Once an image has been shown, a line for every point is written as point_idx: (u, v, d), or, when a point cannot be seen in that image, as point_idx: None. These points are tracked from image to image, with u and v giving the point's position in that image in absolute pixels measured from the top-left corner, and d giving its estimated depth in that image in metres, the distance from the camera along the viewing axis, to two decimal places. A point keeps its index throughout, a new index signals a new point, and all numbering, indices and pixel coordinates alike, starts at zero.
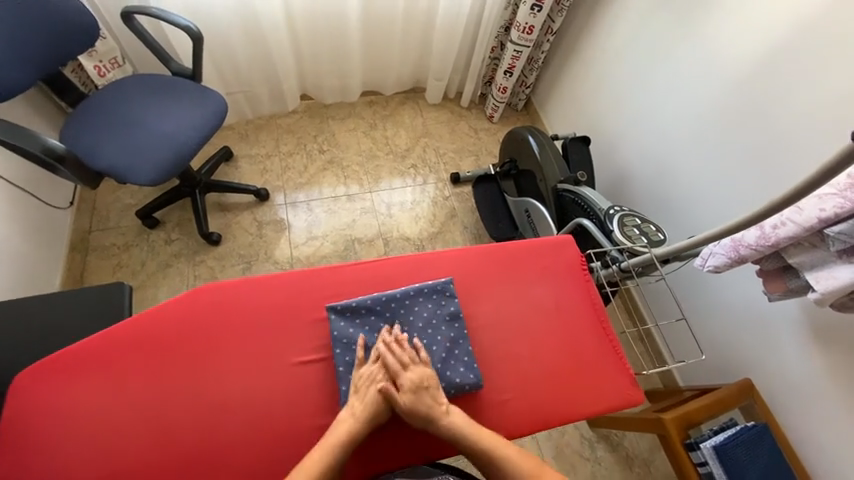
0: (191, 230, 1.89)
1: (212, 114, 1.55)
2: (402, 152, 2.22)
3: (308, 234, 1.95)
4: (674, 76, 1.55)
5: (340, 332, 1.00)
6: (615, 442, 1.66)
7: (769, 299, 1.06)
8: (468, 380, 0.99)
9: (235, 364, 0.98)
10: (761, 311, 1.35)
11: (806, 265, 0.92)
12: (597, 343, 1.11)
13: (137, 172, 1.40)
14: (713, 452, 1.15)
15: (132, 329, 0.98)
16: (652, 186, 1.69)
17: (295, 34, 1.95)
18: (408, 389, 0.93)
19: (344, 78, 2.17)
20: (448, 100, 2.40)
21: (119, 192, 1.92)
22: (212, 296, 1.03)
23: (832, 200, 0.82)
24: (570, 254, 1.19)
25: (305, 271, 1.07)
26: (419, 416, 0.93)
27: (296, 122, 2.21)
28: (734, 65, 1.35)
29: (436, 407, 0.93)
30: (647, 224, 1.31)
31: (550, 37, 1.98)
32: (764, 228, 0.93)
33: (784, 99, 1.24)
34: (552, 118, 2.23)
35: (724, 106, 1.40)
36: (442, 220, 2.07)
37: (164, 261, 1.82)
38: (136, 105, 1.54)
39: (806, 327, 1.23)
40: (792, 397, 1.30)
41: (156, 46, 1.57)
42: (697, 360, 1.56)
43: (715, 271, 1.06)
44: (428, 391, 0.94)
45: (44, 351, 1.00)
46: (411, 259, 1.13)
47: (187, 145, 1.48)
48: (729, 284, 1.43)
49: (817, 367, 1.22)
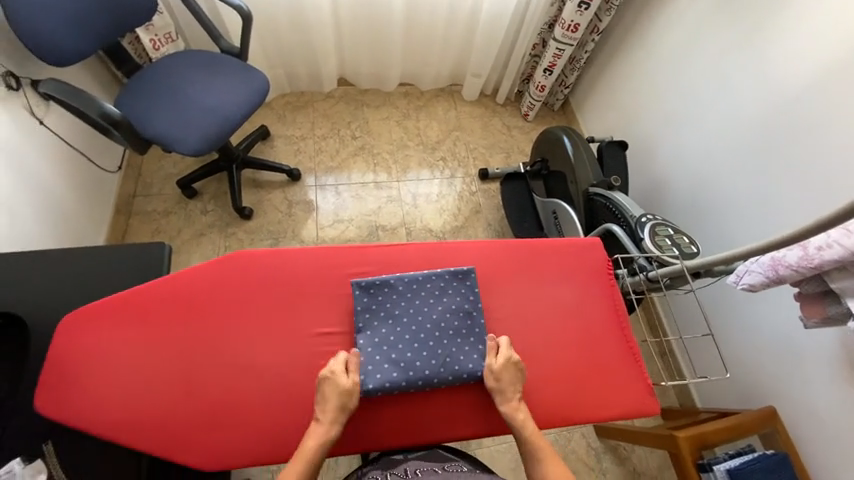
0: (225, 203, 1.97)
1: (255, 92, 1.60)
2: (433, 144, 2.22)
3: (334, 217, 2.00)
4: (726, 84, 1.47)
5: (361, 307, 1.03)
6: (623, 456, 1.63)
7: (804, 325, 1.01)
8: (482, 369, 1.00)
9: (259, 332, 1.03)
10: (795, 338, 1.28)
11: (849, 291, 0.88)
12: (615, 347, 1.09)
13: (181, 142, 1.48)
14: (726, 475, 1.13)
15: (169, 287, 1.05)
16: (690, 200, 1.62)
17: (338, 21, 2.00)
18: (507, 357, 0.98)
19: (382, 67, 2.20)
20: (484, 97, 2.38)
21: (164, 162, 2.03)
22: (244, 264, 1.08)
23: None
24: (597, 257, 1.17)
25: (333, 247, 1.11)
26: (496, 382, 0.97)
27: (332, 106, 2.26)
28: (790, 78, 1.27)
29: (512, 389, 0.97)
30: (681, 235, 1.26)
31: (595, 37, 1.93)
32: (808, 249, 0.88)
33: (839, 116, 1.16)
34: (589, 120, 2.18)
35: (776, 118, 1.32)
36: (467, 215, 2.07)
37: (198, 231, 1.91)
38: (186, 80, 1.62)
39: (843, 359, 1.16)
40: (820, 433, 1.23)
41: (208, 23, 1.63)
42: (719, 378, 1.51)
43: (749, 290, 1.02)
44: (517, 372, 0.98)
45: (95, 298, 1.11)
46: (436, 246, 1.14)
47: (228, 122, 1.54)
48: (761, 306, 1.37)
49: (850, 403, 1.15)
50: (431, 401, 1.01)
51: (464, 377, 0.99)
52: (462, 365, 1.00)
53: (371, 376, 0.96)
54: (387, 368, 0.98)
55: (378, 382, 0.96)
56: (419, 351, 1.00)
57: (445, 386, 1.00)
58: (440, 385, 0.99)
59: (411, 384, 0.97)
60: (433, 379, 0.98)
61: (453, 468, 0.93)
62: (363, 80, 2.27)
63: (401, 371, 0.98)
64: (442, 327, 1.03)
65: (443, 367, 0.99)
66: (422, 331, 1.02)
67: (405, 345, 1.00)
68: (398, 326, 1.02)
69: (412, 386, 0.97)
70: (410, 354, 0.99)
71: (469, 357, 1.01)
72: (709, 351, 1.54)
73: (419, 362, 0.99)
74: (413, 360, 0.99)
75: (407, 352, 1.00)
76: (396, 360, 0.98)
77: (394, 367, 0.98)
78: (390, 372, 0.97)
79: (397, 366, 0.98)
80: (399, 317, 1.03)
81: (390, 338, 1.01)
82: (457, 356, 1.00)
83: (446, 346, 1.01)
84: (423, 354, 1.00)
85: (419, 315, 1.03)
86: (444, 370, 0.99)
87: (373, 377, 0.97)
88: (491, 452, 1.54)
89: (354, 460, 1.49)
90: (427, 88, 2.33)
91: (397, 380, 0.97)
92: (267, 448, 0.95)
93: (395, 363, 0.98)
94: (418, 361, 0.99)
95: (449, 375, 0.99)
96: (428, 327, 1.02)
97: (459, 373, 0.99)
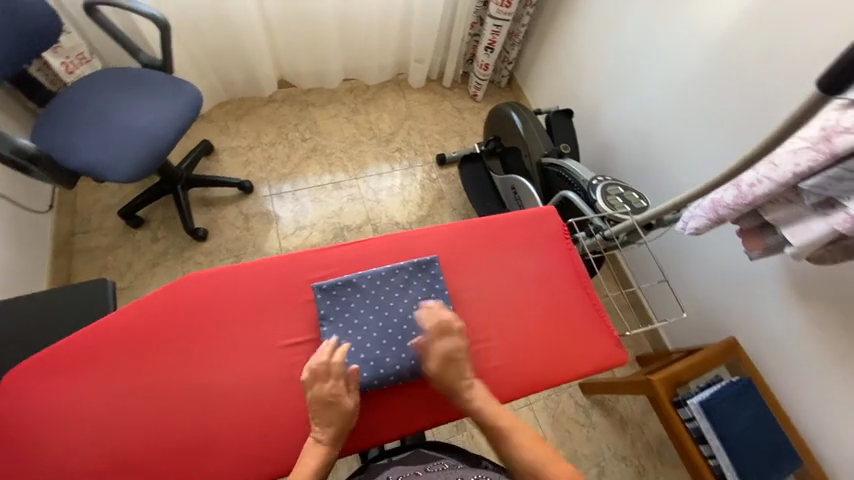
0: (176, 227, 1.87)
1: (187, 106, 1.51)
2: (386, 137, 2.19)
3: (296, 224, 1.94)
4: (655, 41, 1.52)
5: (325, 311, 1.00)
6: (609, 408, 1.71)
7: (750, 258, 1.09)
8: None
9: (221, 354, 0.99)
10: (745, 273, 1.37)
11: (781, 220, 0.95)
12: (580, 308, 1.13)
13: (114, 170, 1.38)
14: (700, 407, 1.22)
15: (120, 322, 0.99)
16: (637, 156, 1.69)
17: (267, 21, 1.90)
18: (444, 351, 0.95)
19: (322, 64, 2.13)
20: (431, 82, 2.37)
21: (101, 193, 1.90)
22: (198, 286, 1.03)
23: (807, 154, 0.83)
24: (553, 224, 1.20)
25: (291, 256, 1.07)
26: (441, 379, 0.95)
27: (276, 110, 2.17)
28: (709, 30, 1.34)
29: (458, 380, 0.96)
30: (630, 192, 1.33)
31: (529, 10, 1.94)
32: (742, 187, 0.95)
33: (756, 60, 1.24)
34: (536, 93, 2.22)
35: (702, 69, 1.39)
36: (430, 202, 2.06)
37: (151, 260, 1.80)
38: (107, 101, 1.50)
39: (788, 283, 1.26)
40: (776, 354, 1.34)
41: (123, 37, 1.52)
42: (678, 318, 1.62)
43: (696, 233, 1.09)
44: (458, 364, 0.96)
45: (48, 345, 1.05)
46: (396, 237, 1.13)
47: (164, 141, 1.45)
48: (711, 247, 1.45)
49: (798, 322, 1.26)
50: (408, 392, 1.01)
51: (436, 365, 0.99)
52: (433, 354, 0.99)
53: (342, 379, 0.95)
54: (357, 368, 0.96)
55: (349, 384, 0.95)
56: (387, 347, 0.99)
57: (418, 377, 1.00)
58: (412, 377, 0.99)
59: (383, 381, 0.97)
60: (405, 373, 0.98)
61: (436, 467, 0.91)
62: (305, 79, 2.19)
63: (372, 371, 0.96)
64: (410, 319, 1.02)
65: (413, 359, 0.98)
66: (390, 326, 1.01)
67: (373, 343, 0.99)
68: (364, 325, 1.00)
69: (384, 382, 0.97)
70: (379, 351, 0.98)
71: None
72: (666, 297, 1.64)
73: (389, 358, 0.98)
74: (383, 357, 0.98)
75: (375, 350, 0.98)
76: (365, 360, 0.97)
77: (364, 367, 0.96)
78: (361, 372, 0.96)
79: (367, 365, 0.97)
80: (365, 315, 1.01)
81: (357, 338, 0.99)
82: None
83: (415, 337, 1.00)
84: (392, 349, 0.99)
85: (386, 310, 1.02)
86: (414, 361, 0.98)
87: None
88: None
89: (353, 462, 1.48)
90: (372, 80, 2.29)
91: (368, 379, 0.96)
92: (251, 468, 0.92)
93: (365, 363, 0.97)
94: (388, 357, 0.98)
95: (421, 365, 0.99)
96: (396, 322, 1.01)
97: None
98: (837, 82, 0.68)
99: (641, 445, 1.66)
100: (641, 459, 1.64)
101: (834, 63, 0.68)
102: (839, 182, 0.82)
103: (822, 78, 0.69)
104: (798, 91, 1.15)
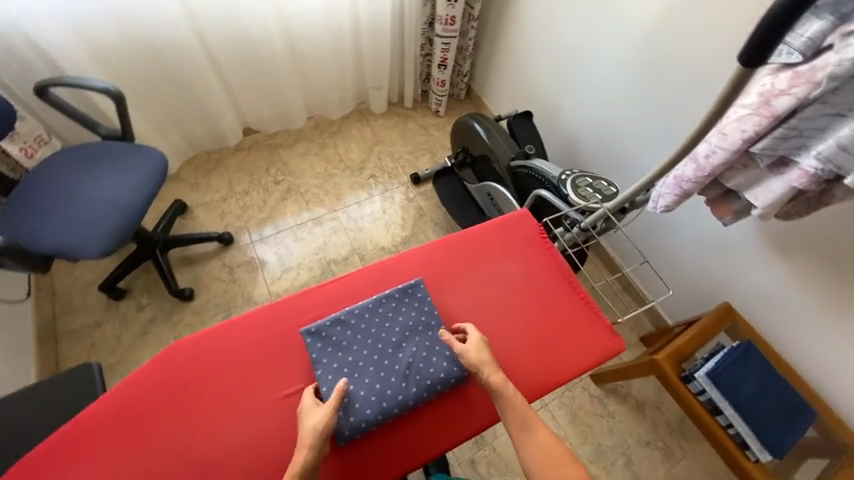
0: (160, 292, 1.84)
1: (152, 171, 1.51)
2: (358, 165, 2.22)
3: (281, 267, 1.92)
4: (593, 35, 1.60)
5: (317, 354, 0.99)
6: (624, 393, 1.70)
7: (724, 224, 1.12)
8: (454, 376, 0.99)
9: (214, 418, 0.96)
10: (722, 238, 1.41)
11: (743, 185, 0.99)
12: (569, 304, 1.14)
13: (86, 246, 1.36)
14: (708, 379, 1.23)
15: (112, 404, 0.95)
16: (600, 144, 1.74)
17: (222, 75, 1.93)
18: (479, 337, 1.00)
19: (283, 106, 2.16)
20: (393, 105, 2.42)
21: (78, 270, 1.86)
22: (189, 351, 1.01)
23: (751, 120, 0.88)
24: (530, 226, 1.22)
25: (277, 303, 1.07)
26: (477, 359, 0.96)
27: (245, 158, 2.18)
28: (639, 18, 1.41)
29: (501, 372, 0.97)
30: (599, 181, 1.37)
31: (473, 24, 2.02)
32: (699, 160, 0.99)
33: (686, 39, 1.30)
34: (495, 99, 2.29)
35: (640, 54, 1.46)
36: (413, 222, 2.08)
37: (139, 330, 1.76)
38: (70, 180, 1.49)
39: (762, 241, 1.30)
40: (769, 311, 1.37)
41: (80, 115, 1.52)
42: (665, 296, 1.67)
43: (668, 210, 1.13)
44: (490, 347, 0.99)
45: (40, 442, 1.00)
46: (378, 267, 1.13)
47: (134, 209, 1.44)
48: (686, 218, 1.49)
49: (782, 277, 1.29)
50: (417, 420, 1.00)
51: (437, 388, 0.99)
52: (435, 379, 0.98)
53: (346, 420, 0.93)
54: (360, 406, 0.94)
55: (354, 425, 0.93)
56: (387, 379, 0.98)
57: (423, 404, 0.99)
58: (416, 405, 0.98)
59: (387, 415, 0.95)
60: (409, 402, 0.97)
61: None
62: (269, 124, 2.22)
63: (375, 406, 0.95)
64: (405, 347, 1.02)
65: (413, 386, 0.98)
66: (385, 357, 1.00)
67: (372, 377, 0.98)
68: (358, 360, 0.99)
69: (389, 416, 0.95)
70: (379, 384, 0.97)
71: (438, 367, 0.99)
72: (651, 277, 1.69)
73: (390, 389, 0.97)
74: (384, 390, 0.96)
75: (375, 384, 0.97)
76: (366, 396, 0.95)
77: (367, 404, 0.95)
78: (364, 409, 0.94)
79: (369, 402, 0.95)
80: (359, 351, 1.00)
81: (355, 375, 0.98)
82: (428, 371, 0.99)
83: (413, 362, 1.00)
84: (391, 380, 0.98)
85: (379, 342, 1.02)
86: (417, 389, 0.97)
87: (348, 421, 0.93)
88: (506, 438, 1.56)
89: None
90: (335, 114, 2.32)
91: (372, 416, 0.94)
92: None
93: (367, 400, 0.95)
94: (389, 389, 0.97)
95: (423, 392, 0.98)
96: (391, 352, 1.01)
97: (432, 386, 0.98)
98: (754, 55, 0.75)
99: (662, 425, 1.66)
100: (664, 439, 1.63)
101: (749, 40, 0.74)
102: (786, 140, 0.87)
103: (742, 53, 0.76)
104: (726, 62, 1.22)
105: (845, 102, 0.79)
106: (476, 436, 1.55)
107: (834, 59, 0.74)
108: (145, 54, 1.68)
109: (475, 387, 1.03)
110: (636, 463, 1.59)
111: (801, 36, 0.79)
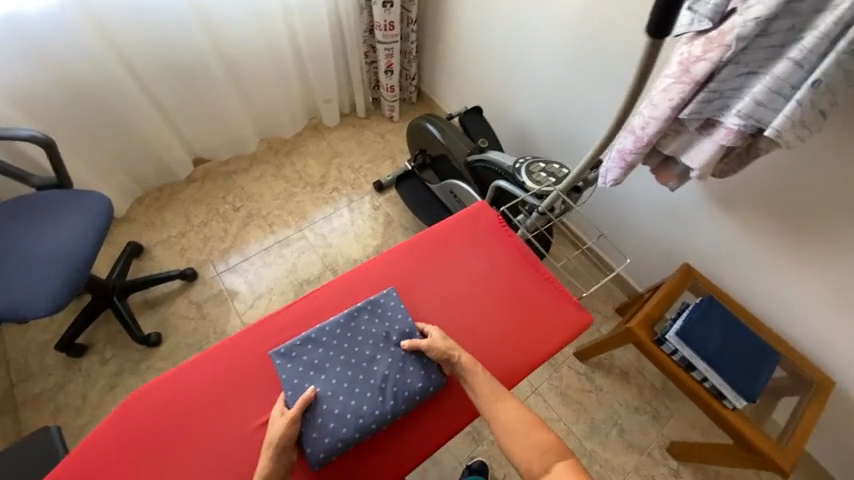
0: (126, 340, 1.74)
1: (97, 215, 1.43)
2: (319, 180, 2.19)
3: (252, 294, 1.86)
4: (525, 24, 1.65)
5: (288, 374, 0.96)
6: (607, 365, 1.75)
7: (672, 190, 1.17)
8: (431, 384, 0.99)
9: (182, 459, 0.91)
10: (673, 203, 1.48)
11: (680, 150, 1.04)
12: (535, 287, 1.16)
13: (32, 305, 1.26)
14: (679, 339, 1.28)
15: (71, 468, 0.89)
16: (550, 129, 1.79)
17: (163, 107, 1.86)
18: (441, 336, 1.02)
19: (233, 131, 2.10)
20: (346, 117, 2.40)
21: (31, 332, 1.73)
22: (152, 396, 0.96)
23: (676, 88, 0.93)
24: (487, 217, 1.24)
25: (242, 331, 1.04)
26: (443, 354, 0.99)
27: (199, 188, 2.11)
28: (564, 3, 1.46)
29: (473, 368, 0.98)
30: (551, 165, 1.42)
31: (413, 27, 2.04)
32: (636, 132, 1.04)
33: (608, 19, 1.36)
34: (446, 98, 2.32)
35: (570, 38, 1.51)
36: (382, 229, 2.07)
37: (108, 384, 1.66)
38: (6, 236, 1.39)
39: (708, 201, 1.38)
40: (725, 265, 1.45)
41: (7, 168, 1.42)
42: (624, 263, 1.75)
43: (616, 183, 1.16)
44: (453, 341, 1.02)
45: None
46: (342, 280, 1.13)
47: (81, 257, 1.36)
48: (637, 188, 1.56)
49: (728, 231, 1.38)
50: (397, 431, 0.99)
51: (413, 398, 0.98)
52: (410, 389, 0.98)
53: (319, 442, 0.90)
54: (334, 425, 0.92)
55: (329, 445, 0.91)
56: (362, 394, 0.96)
57: (401, 417, 0.98)
58: (396, 418, 0.96)
59: (365, 432, 0.93)
60: (387, 416, 0.95)
61: None
62: (220, 152, 2.15)
63: (351, 423, 0.93)
64: (379, 359, 1.00)
65: (389, 399, 0.96)
66: (359, 372, 0.99)
67: (347, 395, 0.95)
68: (331, 377, 0.97)
69: (367, 432, 0.93)
70: (353, 401, 0.95)
71: (414, 376, 0.99)
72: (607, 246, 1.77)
73: (366, 405, 0.95)
74: (360, 405, 0.95)
75: (349, 401, 0.95)
76: (341, 414, 0.93)
77: (342, 422, 0.92)
78: (340, 428, 0.92)
79: (344, 420, 0.93)
80: (332, 368, 0.98)
81: (329, 393, 0.95)
82: (405, 382, 0.98)
83: (387, 373, 0.99)
84: (367, 394, 0.96)
85: (353, 357, 1.00)
86: (393, 401, 0.96)
87: (323, 442, 0.91)
88: None
89: None
90: (289, 132, 2.28)
91: (348, 434, 0.92)
92: None
93: (342, 418, 0.93)
94: (364, 405, 0.95)
95: (402, 404, 0.97)
96: (365, 366, 0.99)
97: (410, 397, 0.97)
98: (661, 26, 0.80)
99: (648, 390, 1.71)
100: (651, 403, 1.69)
101: (654, 12, 0.79)
102: (709, 103, 0.91)
103: (649, 24, 0.80)
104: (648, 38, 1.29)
105: (756, 59, 0.85)
106: (472, 432, 1.55)
107: (739, 22, 0.81)
108: (76, 96, 1.61)
109: (453, 391, 1.04)
110: (628, 430, 1.64)
111: (707, 4, 0.84)
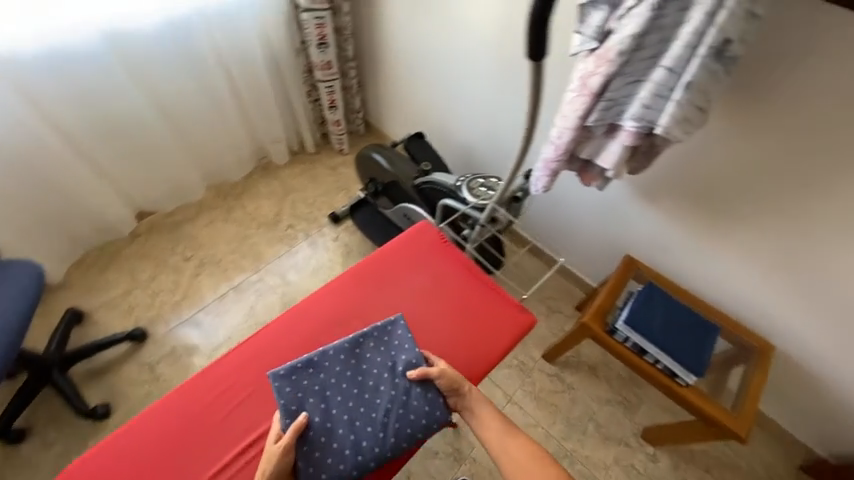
0: (69, 417, 1.59)
1: (24, 285, 1.34)
2: (272, 220, 2.17)
3: (210, 346, 1.79)
4: (456, 52, 1.78)
5: (287, 400, 0.99)
6: (575, 363, 1.80)
7: (600, 189, 1.27)
8: (439, 422, 1.02)
9: None
10: (608, 201, 1.59)
11: (593, 154, 1.15)
12: (478, 295, 1.22)
13: None
14: (627, 326, 1.37)
15: None
16: (491, 144, 1.90)
17: (98, 165, 1.81)
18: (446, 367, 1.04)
19: (177, 180, 2.05)
20: (296, 154, 2.41)
21: None
22: (115, 449, 1.02)
23: (578, 100, 1.04)
24: (427, 235, 1.31)
25: (197, 377, 1.10)
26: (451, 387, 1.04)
27: (145, 243, 2.03)
28: (487, 30, 1.61)
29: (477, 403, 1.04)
30: (489, 179, 1.50)
31: (351, 64, 2.13)
32: (554, 141, 1.14)
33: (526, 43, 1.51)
34: (392, 127, 2.40)
35: (498, 60, 1.65)
36: (341, 261, 2.07)
37: (53, 468, 1.51)
38: None
39: (636, 195, 1.50)
40: (662, 252, 1.56)
41: None
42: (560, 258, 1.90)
43: (546, 190, 1.26)
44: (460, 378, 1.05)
45: None
46: (295, 313, 1.18)
47: (6, 334, 1.25)
48: (573, 192, 1.67)
49: (656, 220, 1.51)
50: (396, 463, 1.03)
51: (416, 435, 1.01)
52: (413, 425, 1.01)
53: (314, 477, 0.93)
54: (332, 461, 0.95)
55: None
56: (363, 428, 0.99)
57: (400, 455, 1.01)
58: (395, 456, 0.99)
59: (362, 468, 0.97)
60: (386, 454, 0.98)
61: None
62: (166, 203, 2.09)
63: (349, 459, 0.96)
64: (383, 392, 1.03)
65: (391, 436, 0.99)
66: (361, 405, 1.02)
67: (347, 428, 0.99)
68: (332, 405, 1.00)
69: (364, 469, 0.97)
70: (353, 435, 0.98)
71: (418, 411, 1.01)
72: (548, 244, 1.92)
73: (366, 440, 0.98)
74: (359, 441, 0.98)
75: (349, 435, 0.98)
76: (340, 448, 0.96)
77: (341, 457, 0.96)
78: (337, 463, 0.95)
79: (344, 456, 0.96)
80: (332, 397, 1.01)
81: (329, 425, 0.98)
82: (408, 416, 1.01)
83: (394, 410, 1.01)
84: (367, 429, 0.99)
85: (359, 386, 1.04)
86: (396, 437, 0.99)
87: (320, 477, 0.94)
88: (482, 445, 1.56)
89: None
90: (238, 176, 2.26)
91: (346, 469, 0.95)
92: None
93: (340, 453, 0.96)
94: (365, 440, 0.98)
95: (403, 441, 1.00)
96: (367, 399, 1.02)
97: (412, 434, 1.01)
98: (538, 49, 0.93)
99: (615, 381, 1.77)
100: (621, 393, 1.75)
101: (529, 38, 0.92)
102: (608, 110, 1.02)
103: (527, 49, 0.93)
104: None
105: (638, 70, 0.97)
106: (453, 453, 1.53)
107: (617, 39, 0.92)
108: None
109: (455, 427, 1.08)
110: (603, 424, 1.68)
111: (590, 26, 0.97)
